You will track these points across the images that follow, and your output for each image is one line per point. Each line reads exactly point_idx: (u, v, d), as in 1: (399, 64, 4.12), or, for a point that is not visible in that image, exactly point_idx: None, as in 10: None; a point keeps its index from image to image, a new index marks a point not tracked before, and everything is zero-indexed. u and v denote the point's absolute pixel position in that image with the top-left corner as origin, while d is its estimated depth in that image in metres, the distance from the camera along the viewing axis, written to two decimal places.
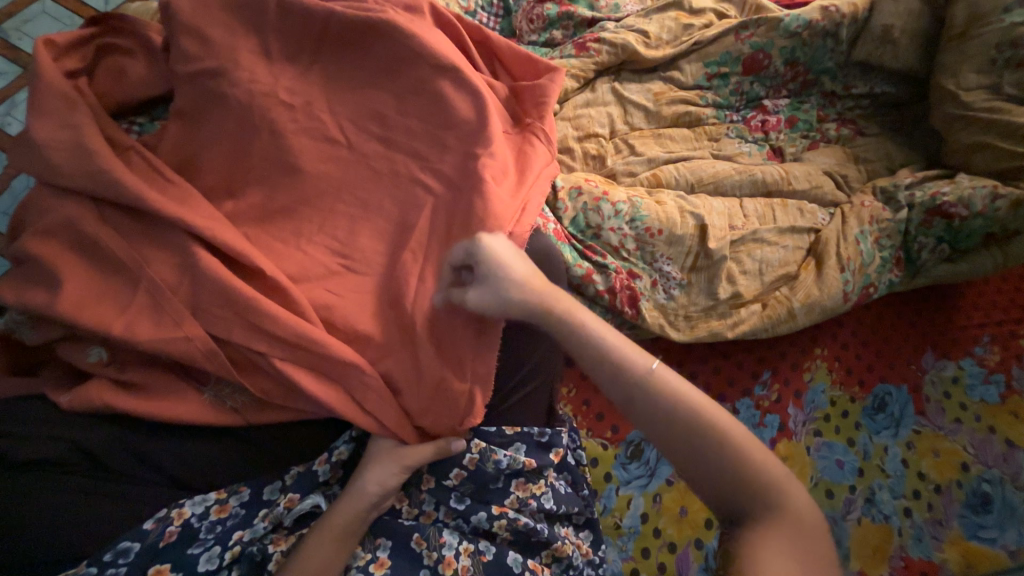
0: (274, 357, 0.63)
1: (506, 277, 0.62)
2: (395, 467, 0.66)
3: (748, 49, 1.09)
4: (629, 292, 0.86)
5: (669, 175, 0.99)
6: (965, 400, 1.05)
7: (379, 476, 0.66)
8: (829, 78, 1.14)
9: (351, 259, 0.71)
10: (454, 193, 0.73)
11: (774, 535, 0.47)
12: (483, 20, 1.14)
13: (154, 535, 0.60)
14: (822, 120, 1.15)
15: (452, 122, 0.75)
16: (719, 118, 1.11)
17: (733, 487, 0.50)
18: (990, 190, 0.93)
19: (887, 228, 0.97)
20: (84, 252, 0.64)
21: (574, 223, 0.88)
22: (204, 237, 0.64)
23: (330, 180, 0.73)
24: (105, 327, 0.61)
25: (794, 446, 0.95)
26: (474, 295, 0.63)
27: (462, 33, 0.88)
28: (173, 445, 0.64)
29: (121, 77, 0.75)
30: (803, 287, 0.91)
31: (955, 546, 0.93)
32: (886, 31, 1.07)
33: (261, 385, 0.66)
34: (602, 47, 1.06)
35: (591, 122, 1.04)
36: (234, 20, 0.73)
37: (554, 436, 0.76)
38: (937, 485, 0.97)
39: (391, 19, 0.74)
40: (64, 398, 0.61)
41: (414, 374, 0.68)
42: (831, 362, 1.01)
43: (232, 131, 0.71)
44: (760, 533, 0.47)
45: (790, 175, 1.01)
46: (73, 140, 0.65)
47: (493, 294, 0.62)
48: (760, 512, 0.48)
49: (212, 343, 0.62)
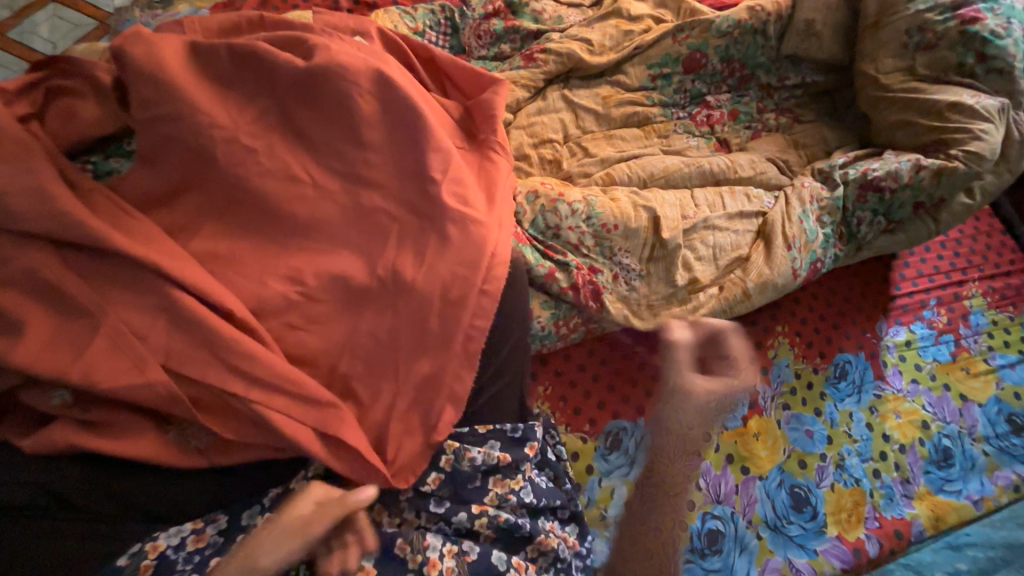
0: (246, 394, 0.65)
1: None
2: (300, 517, 0.61)
3: (686, 50, 1.15)
4: (591, 286, 0.89)
5: (621, 173, 1.03)
6: (919, 361, 1.11)
7: (281, 529, 0.60)
8: (763, 72, 1.21)
9: (309, 287, 0.72)
10: (418, 219, 0.76)
11: None
12: (432, 40, 1.17)
13: (129, 570, 0.59)
14: (762, 111, 1.21)
15: (404, 139, 0.77)
16: (666, 116, 1.16)
17: None
18: (914, 162, 1.00)
19: (827, 206, 1.02)
20: (43, 297, 0.64)
21: (533, 225, 0.91)
22: (170, 278, 0.65)
23: (286, 210, 0.74)
24: (66, 373, 0.61)
25: (765, 422, 0.99)
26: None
27: (410, 55, 0.94)
28: (145, 484, 0.64)
29: (73, 120, 0.76)
30: (755, 267, 0.95)
31: (925, 501, 0.99)
32: (809, 24, 1.15)
33: (230, 427, 0.66)
34: (549, 57, 1.11)
35: (544, 129, 1.09)
36: (185, 59, 0.73)
37: (526, 430, 0.77)
38: (902, 445, 1.03)
39: (337, 52, 0.76)
40: (26, 442, 0.61)
41: (391, 390, 0.72)
42: (793, 338, 1.06)
43: (186, 167, 0.72)
44: None
45: (736, 164, 1.08)
46: (25, 183, 0.64)
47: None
48: None
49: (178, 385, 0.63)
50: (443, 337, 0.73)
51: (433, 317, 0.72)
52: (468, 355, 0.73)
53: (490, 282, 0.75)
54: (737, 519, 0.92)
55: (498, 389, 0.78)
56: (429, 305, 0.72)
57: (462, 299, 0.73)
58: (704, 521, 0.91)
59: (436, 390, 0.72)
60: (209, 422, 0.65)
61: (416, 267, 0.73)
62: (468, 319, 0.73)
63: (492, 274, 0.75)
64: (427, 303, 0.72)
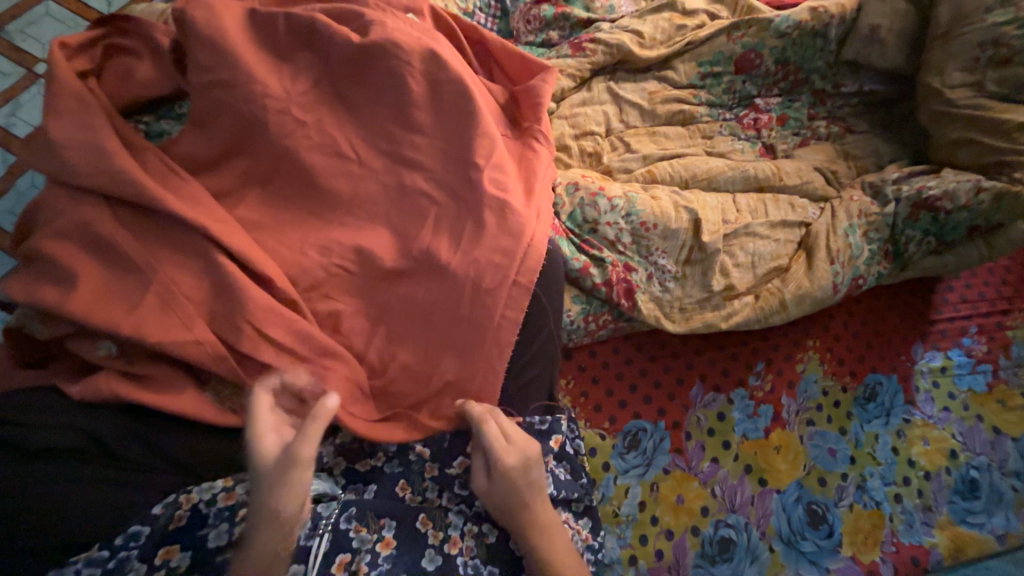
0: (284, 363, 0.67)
1: (523, 478, 0.68)
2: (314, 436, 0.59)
3: (740, 48, 1.11)
4: (625, 284, 0.89)
5: (664, 171, 1.02)
6: (953, 390, 1.08)
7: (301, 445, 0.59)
8: (818, 77, 1.16)
9: (349, 262, 0.73)
10: (459, 203, 0.76)
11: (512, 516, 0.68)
12: (481, 22, 1.15)
13: (164, 519, 0.63)
14: (813, 118, 1.17)
15: (452, 122, 0.77)
16: (712, 116, 1.13)
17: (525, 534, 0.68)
18: (974, 184, 0.96)
19: (875, 221, 0.99)
20: (96, 252, 0.66)
21: (571, 217, 0.90)
22: (219, 243, 0.67)
23: (332, 183, 0.74)
24: (114, 326, 0.63)
25: (788, 436, 0.98)
26: (506, 467, 0.67)
27: (459, 35, 0.93)
28: (182, 439, 0.66)
29: (130, 78, 0.77)
30: (794, 279, 0.93)
31: (945, 531, 0.97)
32: (873, 30, 1.10)
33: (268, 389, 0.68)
34: (598, 47, 1.08)
35: (587, 121, 1.07)
36: (243, 26, 0.73)
37: (553, 423, 0.78)
38: (927, 472, 1.01)
39: (393, 30, 0.76)
40: (74, 389, 0.64)
41: (423, 371, 0.73)
42: (823, 354, 1.04)
43: (236, 133, 0.73)
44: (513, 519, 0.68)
45: (781, 170, 1.04)
46: (87, 140, 0.66)
47: (483, 490, 0.69)
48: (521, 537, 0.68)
49: (220, 348, 0.65)
50: (478, 323, 0.73)
51: (468, 303, 0.73)
52: (501, 343, 0.74)
53: (525, 273, 0.75)
54: (750, 529, 0.91)
55: (529, 378, 0.78)
56: (466, 290, 0.73)
57: (497, 289, 0.73)
58: (717, 529, 0.91)
59: (468, 374, 0.73)
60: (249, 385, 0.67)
61: (453, 252, 0.73)
62: (502, 306, 0.73)
63: (528, 264, 0.75)
64: (462, 290, 0.72)
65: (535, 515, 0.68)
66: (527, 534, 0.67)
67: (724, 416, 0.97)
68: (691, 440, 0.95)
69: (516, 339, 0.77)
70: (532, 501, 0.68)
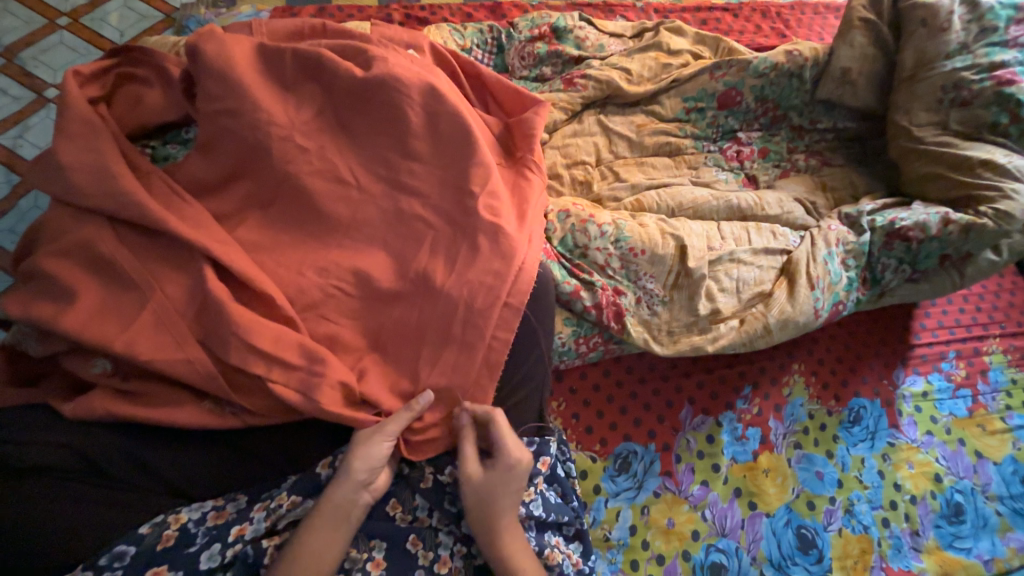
0: (275, 383, 0.67)
1: (500, 486, 0.69)
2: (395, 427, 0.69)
3: (722, 86, 1.18)
4: (614, 308, 0.91)
5: (651, 200, 1.06)
6: (935, 414, 1.11)
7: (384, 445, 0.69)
8: (796, 114, 1.24)
9: (346, 283, 0.75)
10: (454, 228, 0.79)
11: (482, 520, 0.69)
12: (478, 57, 1.21)
13: (151, 538, 0.62)
14: (792, 152, 1.24)
15: (448, 152, 0.81)
16: (697, 148, 1.19)
17: (492, 541, 0.69)
18: (943, 216, 1.01)
19: (853, 250, 1.04)
20: (97, 271, 0.67)
21: (562, 243, 0.93)
22: (218, 263, 0.69)
23: (331, 207, 0.77)
24: (110, 343, 0.64)
25: (776, 459, 0.99)
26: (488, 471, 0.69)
27: (457, 70, 0.98)
28: (171, 457, 0.66)
29: (140, 105, 0.81)
30: (777, 304, 0.97)
31: (933, 556, 0.98)
32: (845, 72, 1.16)
33: (258, 407, 0.68)
34: (589, 83, 1.14)
35: (578, 151, 1.12)
36: (251, 60, 0.77)
37: (542, 444, 0.79)
38: (913, 496, 1.02)
39: (394, 65, 0.81)
40: (66, 406, 0.64)
41: (415, 391, 0.75)
42: (808, 377, 1.06)
43: (240, 158, 0.76)
44: (482, 524, 0.69)
45: (763, 201, 1.09)
46: (95, 163, 0.69)
47: (460, 493, 0.70)
48: (487, 543, 0.69)
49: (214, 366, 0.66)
50: (469, 344, 0.74)
51: (459, 325, 0.74)
52: (492, 364, 0.75)
53: (516, 295, 0.77)
54: (741, 554, 0.92)
55: (520, 399, 0.80)
56: (458, 311, 0.75)
57: (488, 311, 0.75)
58: (708, 553, 0.91)
59: (459, 394, 0.75)
60: (241, 404, 0.68)
61: (446, 275, 0.76)
62: (492, 328, 0.75)
63: (519, 287, 0.77)
64: (455, 311, 0.74)
65: (505, 524, 0.69)
66: (495, 542, 0.69)
67: (713, 438, 0.98)
68: (681, 463, 0.96)
69: (508, 360, 0.79)
70: (505, 511, 0.70)
